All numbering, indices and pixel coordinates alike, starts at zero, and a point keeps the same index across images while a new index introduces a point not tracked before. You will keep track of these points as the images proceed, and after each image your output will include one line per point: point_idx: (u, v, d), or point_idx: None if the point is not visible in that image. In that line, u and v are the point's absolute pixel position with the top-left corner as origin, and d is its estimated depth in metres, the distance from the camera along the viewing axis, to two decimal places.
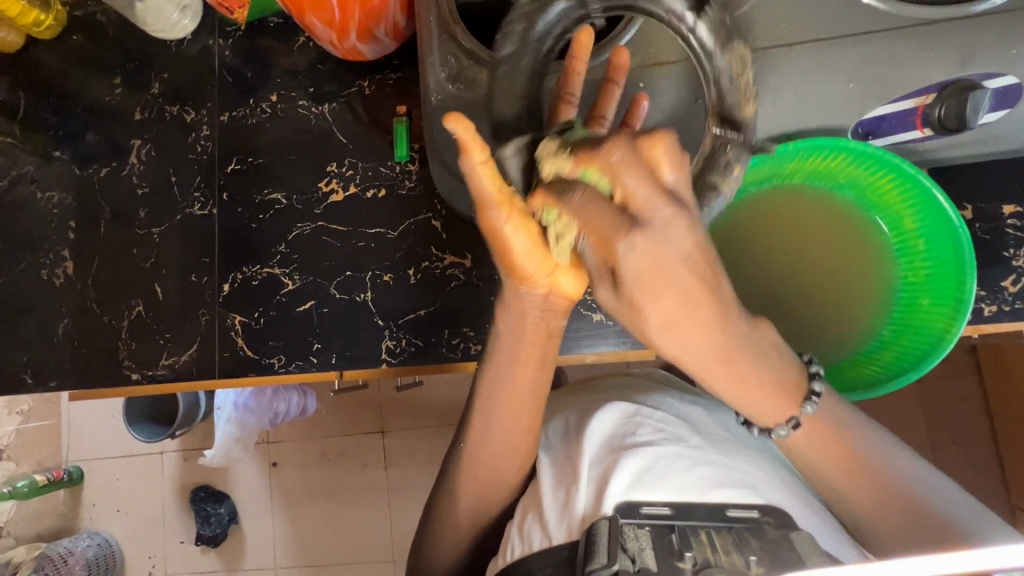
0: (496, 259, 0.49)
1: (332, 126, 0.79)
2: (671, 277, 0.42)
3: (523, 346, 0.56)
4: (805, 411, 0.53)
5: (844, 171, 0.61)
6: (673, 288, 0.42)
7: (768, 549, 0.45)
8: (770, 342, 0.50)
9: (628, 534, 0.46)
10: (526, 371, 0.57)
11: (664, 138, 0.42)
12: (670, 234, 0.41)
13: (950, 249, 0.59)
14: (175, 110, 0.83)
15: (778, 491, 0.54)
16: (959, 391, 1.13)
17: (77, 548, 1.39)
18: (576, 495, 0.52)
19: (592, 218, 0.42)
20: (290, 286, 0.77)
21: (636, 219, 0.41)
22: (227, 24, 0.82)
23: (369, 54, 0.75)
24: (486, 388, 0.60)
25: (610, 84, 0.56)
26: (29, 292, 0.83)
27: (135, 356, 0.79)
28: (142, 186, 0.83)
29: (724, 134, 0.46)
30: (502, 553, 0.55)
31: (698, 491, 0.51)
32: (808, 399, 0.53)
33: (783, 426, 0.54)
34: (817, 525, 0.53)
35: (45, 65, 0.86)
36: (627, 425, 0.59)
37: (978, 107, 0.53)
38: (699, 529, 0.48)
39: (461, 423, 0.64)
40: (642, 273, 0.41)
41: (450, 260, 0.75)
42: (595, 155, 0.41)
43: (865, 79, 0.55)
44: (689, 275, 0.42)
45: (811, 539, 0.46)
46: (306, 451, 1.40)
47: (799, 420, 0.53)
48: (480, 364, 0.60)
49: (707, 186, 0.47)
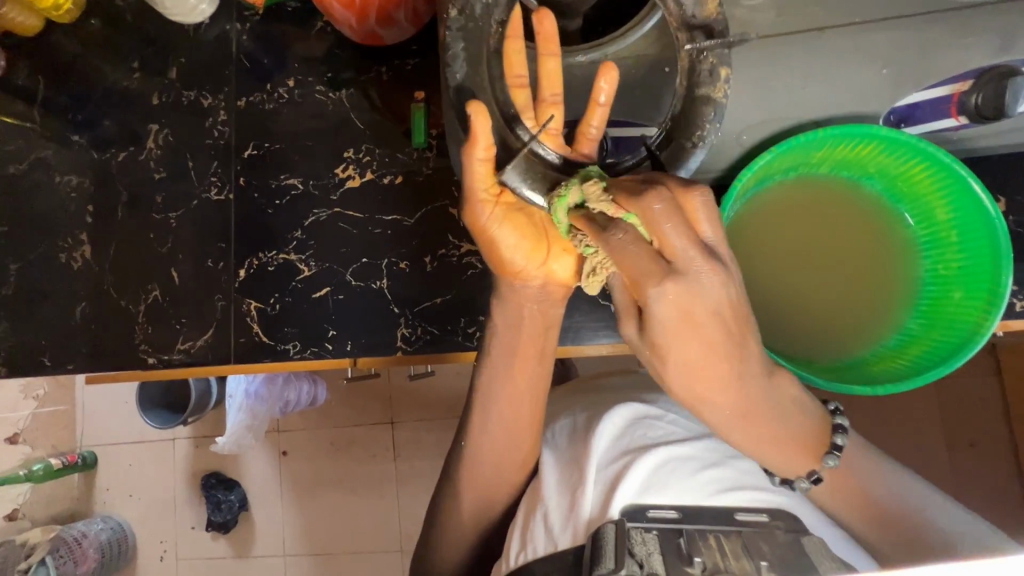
0: (488, 258, 0.58)
1: (349, 112, 0.78)
2: (703, 332, 0.46)
3: (521, 339, 0.60)
4: (827, 465, 0.52)
5: (875, 160, 0.60)
6: (700, 339, 0.46)
7: (779, 555, 0.43)
8: (790, 398, 0.52)
9: (635, 538, 0.44)
10: (527, 367, 0.60)
11: (659, 195, 0.42)
12: (708, 287, 0.44)
13: (985, 241, 0.57)
14: (192, 95, 0.82)
15: (786, 495, 0.52)
16: (981, 392, 1.10)
17: (92, 531, 1.41)
18: (582, 498, 0.50)
19: (629, 259, 0.44)
20: (305, 272, 0.76)
21: (673, 270, 0.43)
22: (244, 8, 0.82)
23: (387, 39, 0.74)
24: (484, 384, 0.61)
25: (544, 56, 0.53)
26: (48, 275, 0.84)
27: (151, 340, 0.79)
28: (159, 171, 0.83)
29: (694, 47, 0.51)
30: (505, 557, 0.54)
31: (707, 495, 0.49)
32: (830, 453, 0.52)
33: (803, 479, 0.53)
34: (830, 532, 0.51)
35: (64, 49, 0.87)
36: (636, 426, 0.56)
37: (1018, 94, 0.52)
38: (708, 534, 0.46)
39: (464, 415, 0.64)
40: (672, 323, 0.46)
41: (468, 248, 0.74)
42: (603, 235, 0.44)
43: (900, 65, 0.53)
44: (719, 331, 0.46)
45: (823, 543, 0.44)
46: (316, 441, 1.40)
47: (820, 474, 0.52)
48: (479, 358, 0.62)
49: (700, 100, 0.52)
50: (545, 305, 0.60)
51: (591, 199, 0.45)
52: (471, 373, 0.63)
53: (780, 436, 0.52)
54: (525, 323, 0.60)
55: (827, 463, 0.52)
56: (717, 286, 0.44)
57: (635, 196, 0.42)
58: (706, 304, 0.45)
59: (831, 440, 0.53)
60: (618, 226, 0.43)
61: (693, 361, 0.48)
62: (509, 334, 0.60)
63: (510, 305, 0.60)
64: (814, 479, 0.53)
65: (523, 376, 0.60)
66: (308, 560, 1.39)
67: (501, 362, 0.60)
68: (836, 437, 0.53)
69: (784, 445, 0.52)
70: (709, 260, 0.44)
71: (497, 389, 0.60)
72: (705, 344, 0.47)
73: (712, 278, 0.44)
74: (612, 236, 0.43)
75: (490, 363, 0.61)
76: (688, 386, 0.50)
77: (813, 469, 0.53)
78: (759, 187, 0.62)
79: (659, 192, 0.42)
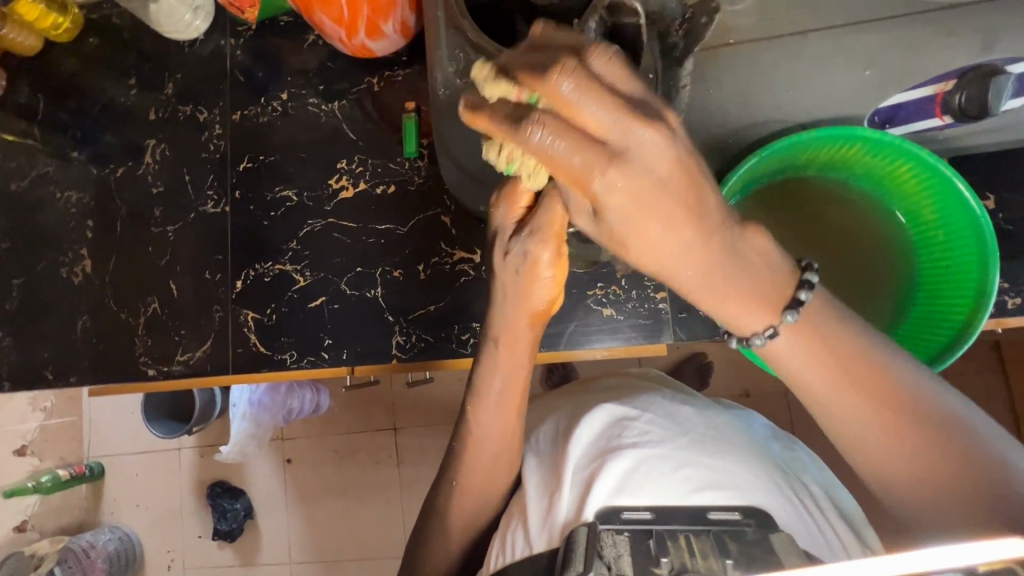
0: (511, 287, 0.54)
1: (342, 124, 0.79)
2: (655, 203, 0.37)
3: (520, 379, 0.58)
4: (787, 321, 0.42)
5: (861, 161, 0.60)
6: (657, 215, 0.38)
7: (745, 552, 0.43)
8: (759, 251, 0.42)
9: (606, 541, 0.45)
10: (513, 409, 0.58)
11: (562, 71, 0.33)
12: (643, 148, 0.35)
13: (972, 238, 0.57)
14: (189, 109, 0.84)
15: (767, 492, 0.51)
16: (985, 390, 1.10)
17: (99, 542, 1.43)
18: (558, 502, 0.51)
19: (553, 156, 0.35)
20: (301, 283, 0.77)
21: (610, 149, 0.35)
22: (238, 24, 0.83)
23: (378, 50, 0.75)
24: (479, 431, 0.58)
25: None
26: (50, 289, 0.85)
27: (151, 352, 0.80)
28: (157, 185, 0.84)
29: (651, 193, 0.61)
30: (486, 564, 0.54)
31: (683, 494, 0.49)
32: (792, 307, 0.42)
33: (759, 336, 0.43)
34: (800, 525, 0.50)
35: (63, 68, 0.88)
36: (613, 428, 0.57)
37: (1001, 93, 0.51)
38: (678, 534, 0.46)
39: (449, 455, 0.61)
40: (626, 195, 0.36)
41: (460, 256, 0.75)
42: (515, 134, 0.37)
43: (883, 66, 0.53)
44: (669, 198, 0.37)
45: (791, 539, 0.44)
46: (320, 448, 1.41)
47: (779, 329, 0.43)
48: (466, 401, 0.59)
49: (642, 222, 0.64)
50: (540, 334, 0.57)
51: (491, 90, 0.40)
52: (461, 412, 0.60)
53: (735, 292, 0.42)
54: (521, 362, 0.57)
55: (787, 318, 0.42)
56: (655, 136, 0.34)
57: (539, 73, 0.35)
58: (646, 168, 0.35)
59: (796, 295, 0.42)
60: (531, 122, 0.35)
61: (663, 238, 0.39)
62: (506, 377, 0.57)
63: (512, 346, 0.56)
64: (770, 335, 0.43)
65: (515, 414, 0.59)
66: (314, 567, 1.39)
67: (494, 405, 0.58)
68: (800, 291, 0.42)
69: (738, 301, 0.42)
70: (629, 111, 0.34)
71: (494, 434, 0.58)
72: (664, 208, 0.37)
73: (650, 130, 0.34)
74: (528, 132, 0.35)
75: (484, 407, 0.58)
76: (649, 251, 0.40)
77: (770, 325, 0.43)
78: (747, 190, 0.63)
79: (565, 68, 0.33)
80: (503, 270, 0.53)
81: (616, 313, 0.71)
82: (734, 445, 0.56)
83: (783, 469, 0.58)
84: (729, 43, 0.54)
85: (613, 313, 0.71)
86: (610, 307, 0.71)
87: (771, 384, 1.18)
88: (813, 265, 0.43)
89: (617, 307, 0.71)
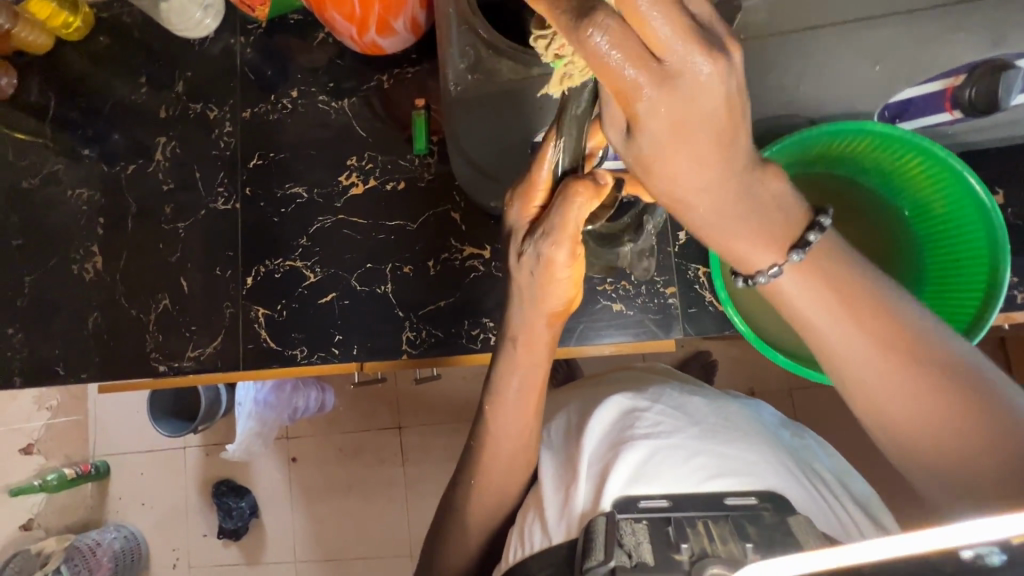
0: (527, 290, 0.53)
1: (352, 121, 0.80)
2: (691, 136, 0.36)
3: (538, 379, 0.58)
4: (792, 260, 0.44)
5: (870, 156, 0.61)
6: (689, 146, 0.36)
7: (765, 536, 0.43)
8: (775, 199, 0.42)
9: (624, 529, 0.45)
10: (531, 410, 0.58)
11: None
12: (699, 77, 0.32)
13: (980, 232, 0.58)
14: (199, 107, 0.84)
15: (778, 476, 0.51)
16: None
17: (105, 540, 1.43)
18: (575, 494, 0.52)
19: (609, 69, 0.31)
20: (312, 279, 0.78)
21: (666, 72, 0.32)
22: (248, 22, 0.84)
23: (388, 48, 0.75)
24: (497, 430, 0.58)
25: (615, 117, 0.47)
26: (60, 286, 0.86)
27: (162, 348, 0.81)
28: (167, 183, 0.84)
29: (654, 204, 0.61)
30: (504, 559, 0.54)
31: (698, 481, 0.49)
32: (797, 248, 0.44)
33: (765, 273, 0.45)
34: (814, 508, 0.50)
35: (74, 66, 0.89)
36: (625, 419, 0.57)
37: (1010, 88, 0.51)
38: (697, 520, 0.45)
39: (467, 451, 0.62)
40: (665, 125, 0.35)
41: (470, 252, 0.75)
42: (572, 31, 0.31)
43: (893, 61, 0.53)
44: (707, 131, 0.36)
45: (808, 522, 0.44)
46: (325, 446, 1.42)
47: (782, 269, 0.44)
48: (483, 401, 0.60)
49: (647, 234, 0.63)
50: (557, 334, 0.57)
51: None
52: (478, 412, 0.61)
53: (744, 235, 0.43)
54: (539, 363, 0.57)
55: (792, 257, 0.44)
56: (714, 69, 0.32)
57: None
58: (693, 100, 0.33)
59: (804, 238, 0.44)
60: (599, 23, 0.30)
61: (689, 170, 0.38)
62: (524, 377, 0.57)
63: (529, 349, 0.56)
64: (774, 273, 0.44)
65: (534, 413, 0.59)
66: (319, 565, 1.39)
67: (512, 406, 0.58)
68: (809, 233, 0.44)
69: (747, 240, 0.44)
70: (700, 40, 0.31)
71: (513, 433, 0.58)
72: (697, 140, 0.36)
73: (712, 60, 0.32)
74: (592, 34, 0.30)
75: (503, 409, 0.58)
76: (669, 186, 0.40)
77: (776, 262, 0.44)
78: None
79: None
80: (519, 273, 0.52)
81: (625, 308, 0.71)
82: (746, 434, 0.56)
83: (795, 456, 0.58)
84: (739, 39, 0.54)
85: (623, 308, 0.72)
86: (619, 302, 0.71)
87: (777, 381, 1.18)
88: (826, 212, 0.45)
89: (626, 303, 0.71)
